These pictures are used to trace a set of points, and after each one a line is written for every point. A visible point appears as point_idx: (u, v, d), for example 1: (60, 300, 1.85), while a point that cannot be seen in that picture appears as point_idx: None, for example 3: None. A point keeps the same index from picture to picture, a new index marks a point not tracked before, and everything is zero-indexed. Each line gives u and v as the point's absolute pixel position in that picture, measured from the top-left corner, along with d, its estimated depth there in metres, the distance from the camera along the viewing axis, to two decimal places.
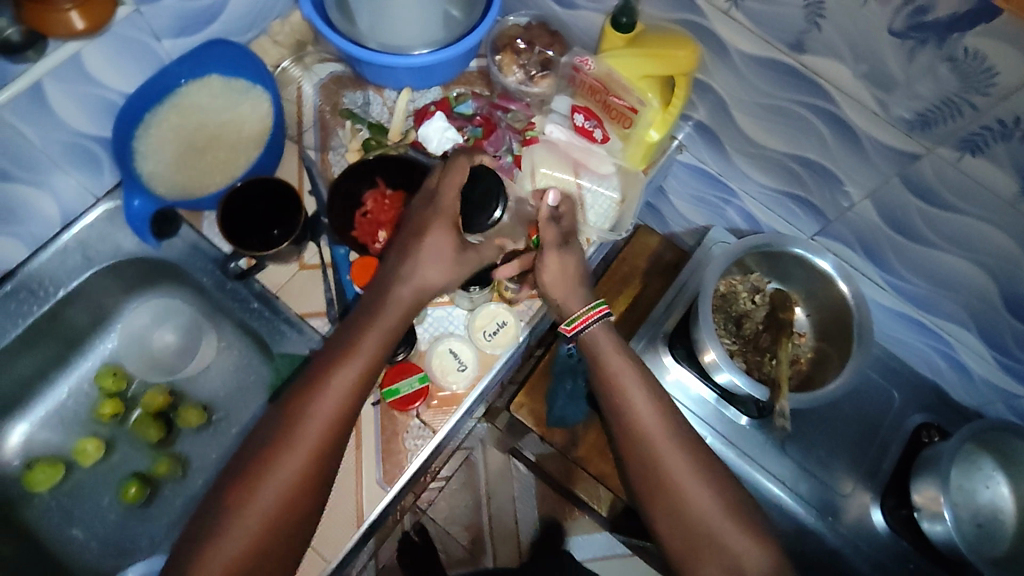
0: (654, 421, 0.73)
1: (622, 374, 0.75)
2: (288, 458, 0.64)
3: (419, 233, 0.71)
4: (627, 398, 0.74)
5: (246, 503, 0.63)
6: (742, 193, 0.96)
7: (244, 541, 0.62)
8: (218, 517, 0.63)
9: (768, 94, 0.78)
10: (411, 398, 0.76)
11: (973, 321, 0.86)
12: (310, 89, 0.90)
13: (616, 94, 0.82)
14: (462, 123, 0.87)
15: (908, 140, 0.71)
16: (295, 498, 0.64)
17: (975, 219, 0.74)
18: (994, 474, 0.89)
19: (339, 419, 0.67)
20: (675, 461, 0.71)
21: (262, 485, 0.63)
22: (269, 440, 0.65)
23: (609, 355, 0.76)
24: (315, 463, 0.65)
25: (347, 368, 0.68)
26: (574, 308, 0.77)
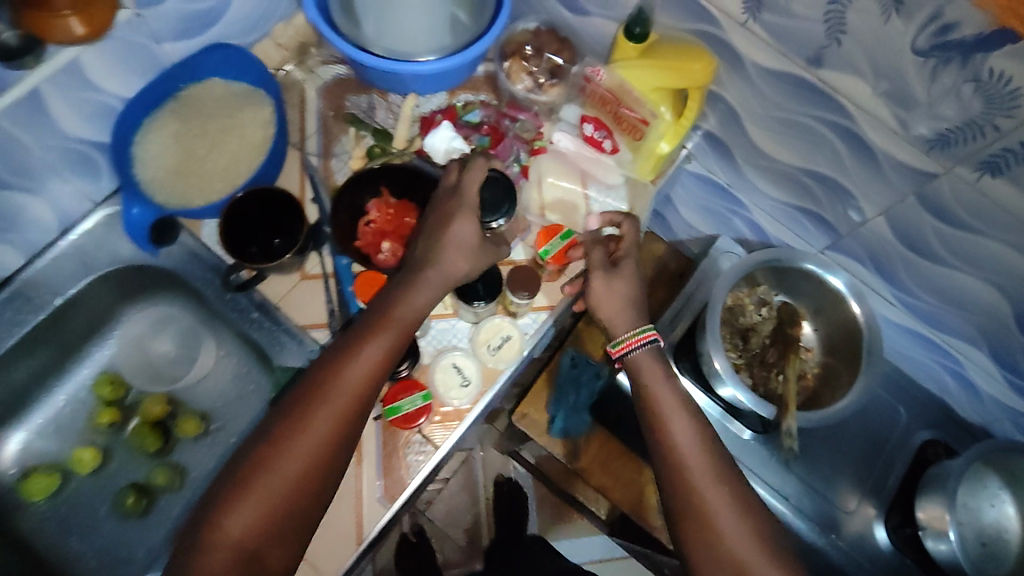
0: (693, 443, 0.71)
1: (661, 397, 0.74)
2: (314, 426, 0.63)
3: (446, 220, 0.72)
4: (667, 422, 0.73)
5: (269, 469, 0.62)
6: (751, 206, 0.95)
7: (261, 504, 0.60)
8: (237, 479, 0.61)
9: (783, 107, 0.77)
10: (412, 416, 0.75)
11: (984, 339, 0.85)
12: (313, 93, 0.88)
13: (628, 106, 0.81)
14: (469, 132, 0.85)
15: (926, 159, 0.70)
16: (317, 468, 0.63)
17: (991, 239, 0.72)
18: (1000, 492, 0.86)
19: (366, 393, 0.66)
20: (710, 485, 0.68)
21: (286, 449, 0.62)
22: (293, 407, 0.64)
23: (653, 379, 0.75)
24: (339, 435, 0.64)
25: (377, 343, 0.67)
26: (621, 332, 0.76)
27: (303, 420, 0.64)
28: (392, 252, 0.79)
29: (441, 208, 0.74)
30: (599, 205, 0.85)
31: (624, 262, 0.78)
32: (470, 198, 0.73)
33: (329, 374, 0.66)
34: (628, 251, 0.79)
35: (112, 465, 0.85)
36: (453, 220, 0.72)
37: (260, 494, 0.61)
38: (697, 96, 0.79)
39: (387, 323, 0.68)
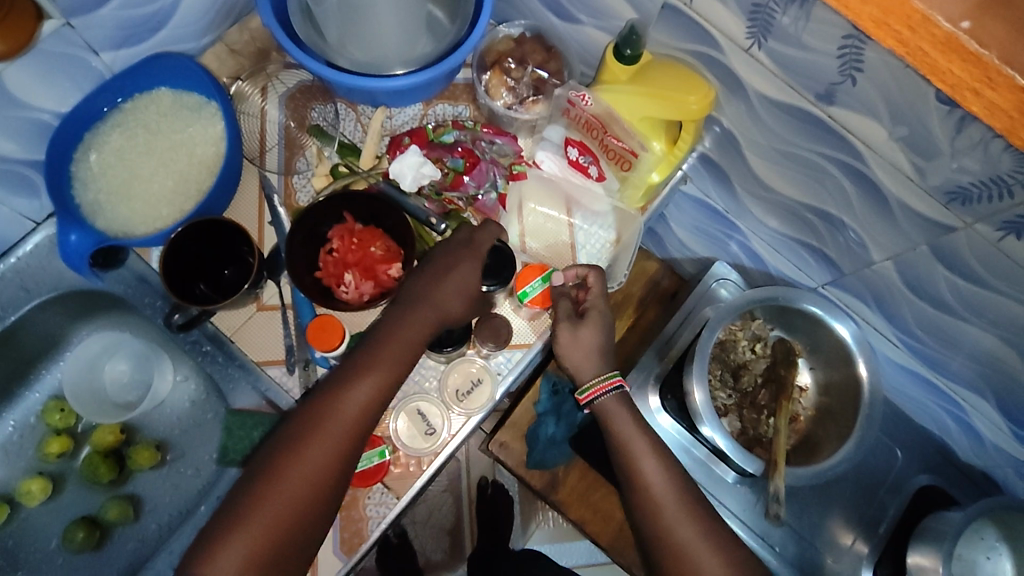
0: (666, 484, 0.68)
1: (631, 441, 0.69)
2: (297, 470, 0.60)
3: (446, 262, 0.66)
4: (635, 464, 0.69)
5: (250, 514, 0.58)
6: (749, 233, 0.87)
7: (252, 544, 0.58)
8: (226, 521, 0.59)
9: (790, 141, 0.69)
10: (371, 473, 0.70)
11: (992, 392, 0.77)
12: (274, 107, 0.81)
13: (615, 135, 0.73)
14: (441, 153, 0.76)
15: (943, 212, 0.62)
16: (301, 514, 0.59)
17: (1008, 298, 0.64)
18: (997, 545, 0.79)
19: (356, 430, 0.62)
20: (686, 527, 0.65)
21: (278, 484, 0.59)
22: (279, 448, 0.61)
23: (617, 419, 0.70)
24: (325, 478, 0.60)
25: (367, 381, 0.63)
26: (587, 378, 0.71)
27: (287, 462, 0.60)
28: (355, 289, 0.72)
29: (443, 255, 0.67)
30: (583, 233, 0.79)
31: (597, 311, 0.72)
32: (481, 252, 0.68)
33: (315, 414, 0.62)
34: (598, 301, 0.73)
35: (63, 492, 0.82)
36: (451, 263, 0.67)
37: (240, 539, 0.58)
38: (693, 124, 0.71)
39: (377, 359, 0.63)
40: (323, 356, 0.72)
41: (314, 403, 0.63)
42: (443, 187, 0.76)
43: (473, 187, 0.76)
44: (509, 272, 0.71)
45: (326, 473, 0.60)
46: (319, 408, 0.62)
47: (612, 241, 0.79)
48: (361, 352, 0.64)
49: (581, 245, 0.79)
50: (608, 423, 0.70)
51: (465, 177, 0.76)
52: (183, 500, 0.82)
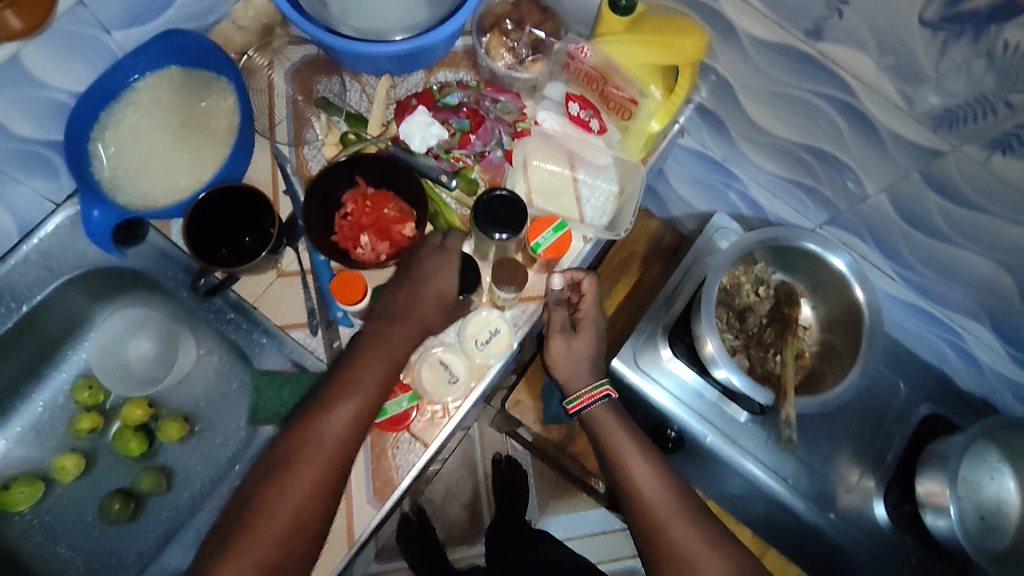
0: (654, 484, 0.72)
1: (619, 443, 0.74)
2: (288, 492, 0.61)
3: (427, 271, 0.70)
4: (625, 467, 0.73)
5: (251, 531, 0.59)
6: (747, 180, 0.90)
7: (257, 556, 0.59)
8: (232, 536, 0.60)
9: (783, 81, 0.71)
10: (399, 418, 0.73)
11: (987, 315, 0.80)
12: (281, 78, 0.83)
13: (615, 85, 0.75)
14: (447, 115, 0.78)
15: (931, 136, 0.64)
16: (289, 543, 0.60)
17: (998, 218, 0.67)
18: (1000, 465, 0.83)
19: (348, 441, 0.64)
20: (677, 524, 0.69)
21: (276, 501, 0.60)
22: (265, 477, 0.62)
23: (605, 421, 0.75)
24: (323, 489, 0.62)
25: (355, 396, 0.64)
26: (575, 388, 0.75)
27: (272, 494, 0.61)
28: (371, 248, 0.74)
29: (423, 264, 0.71)
30: (587, 187, 0.82)
31: (589, 321, 0.77)
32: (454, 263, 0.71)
33: (298, 444, 0.63)
34: (591, 310, 0.77)
35: (95, 468, 0.84)
36: (431, 276, 0.70)
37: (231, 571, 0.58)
38: (687, 72, 0.74)
39: (358, 384, 0.65)
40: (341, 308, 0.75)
41: (295, 432, 0.64)
42: (451, 146, 0.78)
43: (479, 144, 0.79)
44: (522, 222, 0.71)
45: (310, 501, 0.61)
46: (312, 421, 0.63)
47: (616, 193, 0.82)
48: (340, 377, 0.66)
49: (586, 199, 0.82)
50: (593, 422, 0.76)
51: (471, 136, 0.78)
52: (214, 469, 0.83)
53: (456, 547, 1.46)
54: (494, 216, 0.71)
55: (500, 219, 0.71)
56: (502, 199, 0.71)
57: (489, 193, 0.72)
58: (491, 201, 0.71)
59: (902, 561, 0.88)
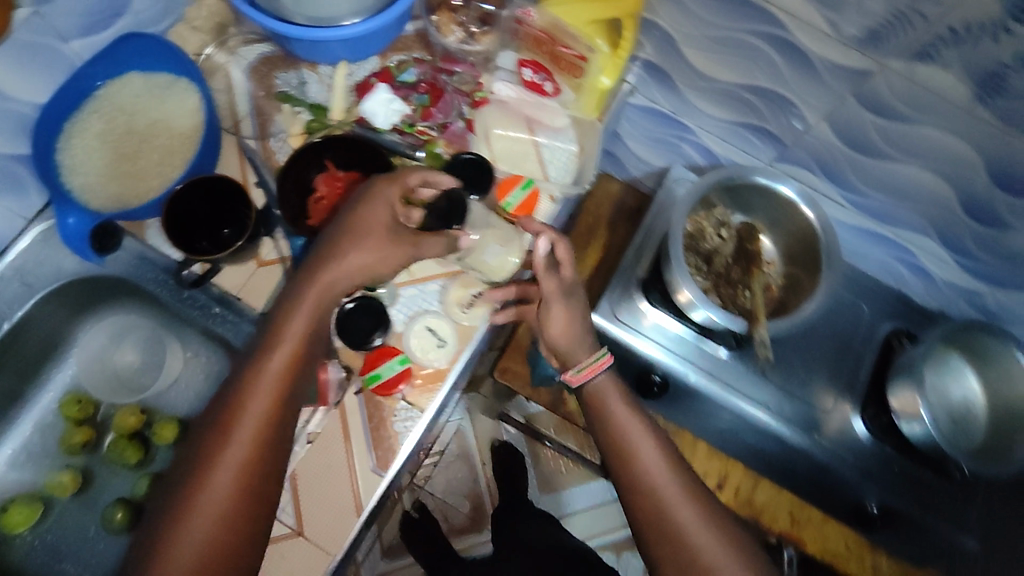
0: (660, 470, 0.70)
1: (625, 425, 0.73)
2: (218, 469, 0.59)
3: (355, 206, 0.66)
4: (629, 452, 0.72)
5: (188, 512, 0.57)
6: (698, 129, 0.95)
7: (199, 535, 0.57)
8: (169, 519, 0.58)
9: (720, 25, 0.75)
10: (392, 382, 0.74)
11: (933, 228, 0.86)
12: (239, 74, 0.85)
13: (564, 43, 0.79)
14: (407, 92, 0.82)
15: (859, 58, 0.68)
16: (234, 509, 0.58)
17: (932, 129, 0.71)
18: (964, 369, 0.90)
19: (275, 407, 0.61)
20: (687, 509, 0.68)
21: (208, 479, 0.58)
22: (201, 450, 0.60)
23: (609, 404, 0.75)
24: (255, 460, 0.60)
25: (275, 358, 0.62)
26: (582, 359, 0.76)
27: (209, 463, 0.59)
28: None
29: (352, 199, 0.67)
30: (548, 150, 0.86)
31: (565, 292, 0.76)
32: (389, 201, 0.67)
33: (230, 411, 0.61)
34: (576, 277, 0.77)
35: (93, 482, 0.83)
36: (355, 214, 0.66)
37: (179, 549, 0.56)
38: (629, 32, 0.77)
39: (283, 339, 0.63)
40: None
41: (226, 400, 0.62)
42: (414, 120, 0.81)
43: (441, 117, 0.82)
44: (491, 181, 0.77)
45: (249, 464, 0.59)
46: (236, 392, 0.61)
47: (576, 152, 0.86)
48: (266, 337, 0.63)
49: (548, 161, 0.86)
50: (594, 399, 0.76)
51: (432, 109, 0.82)
52: None
53: (465, 537, 1.49)
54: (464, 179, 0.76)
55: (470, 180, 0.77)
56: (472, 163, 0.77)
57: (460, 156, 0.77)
58: (460, 165, 0.77)
59: (888, 471, 0.91)
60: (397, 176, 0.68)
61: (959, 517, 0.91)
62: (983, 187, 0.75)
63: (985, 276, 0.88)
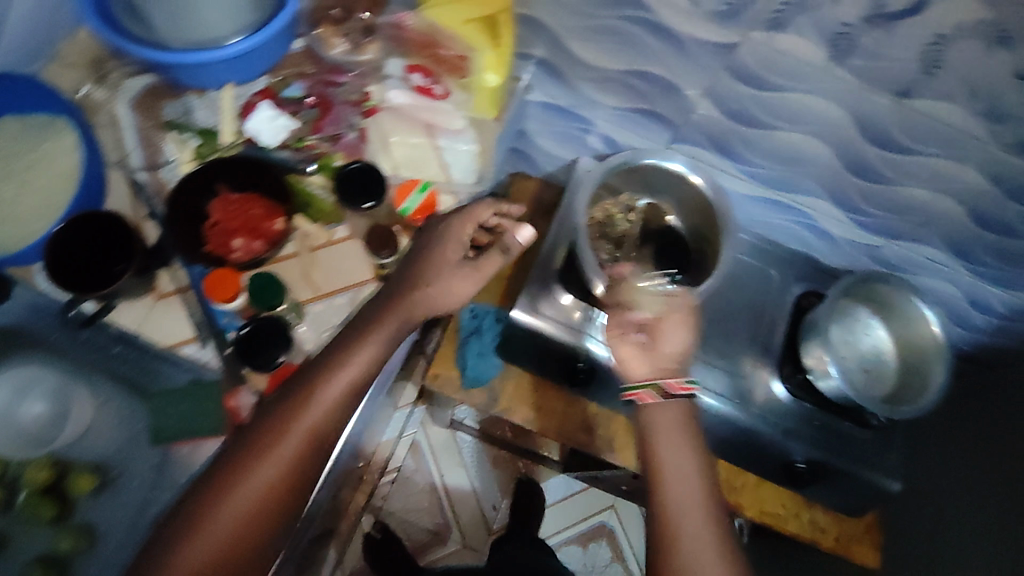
0: (698, 508, 0.68)
1: (667, 442, 0.72)
2: (267, 463, 0.61)
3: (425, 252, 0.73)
4: (667, 487, 0.69)
5: (227, 494, 0.59)
6: (595, 119, 0.97)
7: (234, 520, 0.59)
8: (205, 498, 0.59)
9: (593, 14, 0.77)
10: None
11: (826, 191, 0.89)
12: (123, 109, 0.81)
13: (442, 44, 0.80)
14: (294, 107, 0.81)
15: (721, 32, 0.71)
16: (269, 507, 0.60)
17: (802, 93, 0.74)
18: (871, 321, 0.95)
19: (329, 424, 0.64)
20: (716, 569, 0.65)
21: (253, 471, 0.60)
22: (246, 442, 0.62)
23: (664, 436, 0.72)
24: (299, 468, 0.62)
25: (337, 378, 0.65)
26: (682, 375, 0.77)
27: (255, 459, 0.61)
28: (245, 249, 0.75)
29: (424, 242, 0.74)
30: (450, 152, 0.85)
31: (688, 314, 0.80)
32: (460, 238, 0.74)
33: (285, 417, 0.63)
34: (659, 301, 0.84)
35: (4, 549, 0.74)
36: (427, 260, 0.73)
37: (211, 530, 0.58)
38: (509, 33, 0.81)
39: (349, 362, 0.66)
40: (222, 310, 0.73)
41: (281, 406, 0.63)
42: (303, 134, 0.80)
43: (330, 129, 0.81)
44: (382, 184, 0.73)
45: (292, 478, 0.61)
46: (295, 399, 0.64)
47: (477, 151, 0.86)
48: (331, 355, 0.67)
49: (451, 164, 0.86)
50: (652, 419, 0.74)
51: (321, 123, 0.81)
52: (134, 516, 0.77)
53: (429, 552, 1.47)
54: (360, 188, 0.72)
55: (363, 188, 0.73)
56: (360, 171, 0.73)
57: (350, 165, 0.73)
58: (349, 175, 0.73)
59: (809, 426, 0.94)
60: (471, 215, 0.75)
61: (883, 463, 0.94)
62: (860, 146, 0.78)
63: (874, 229, 0.93)
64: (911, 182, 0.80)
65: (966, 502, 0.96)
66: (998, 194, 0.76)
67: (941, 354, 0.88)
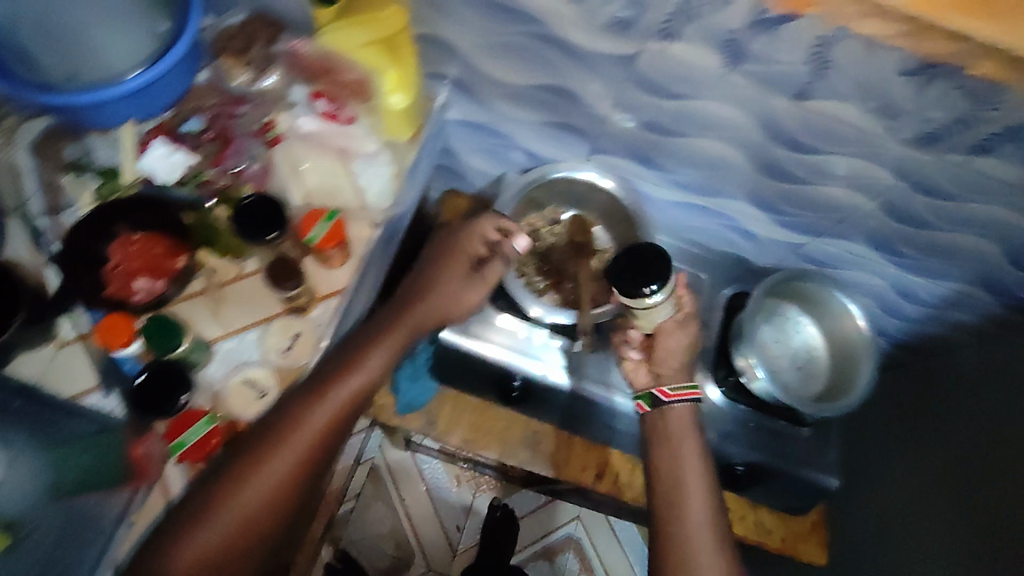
0: (707, 529, 0.73)
1: (686, 456, 0.77)
2: (297, 437, 0.69)
3: (439, 265, 0.85)
4: (685, 505, 0.74)
5: (264, 460, 0.67)
6: (515, 135, 0.96)
7: (270, 483, 0.67)
8: (242, 462, 0.67)
9: (495, 31, 0.76)
10: (203, 444, 0.69)
11: (746, 194, 0.89)
12: (19, 154, 0.78)
13: (343, 68, 0.78)
14: (192, 142, 0.78)
15: (620, 44, 0.70)
16: (297, 478, 0.69)
17: (707, 100, 0.74)
18: (800, 318, 0.95)
19: (348, 412, 0.73)
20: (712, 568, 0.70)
21: (285, 442, 0.68)
22: (255, 440, 0.68)
23: (685, 452, 0.77)
24: (322, 444, 0.71)
25: (356, 376, 0.74)
26: (678, 381, 0.82)
27: (265, 456, 0.67)
28: (149, 291, 0.73)
29: (440, 252, 0.86)
30: (365, 176, 0.83)
31: (688, 320, 0.81)
32: (468, 252, 0.85)
33: (295, 421, 0.69)
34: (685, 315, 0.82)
35: None
36: (436, 276, 0.84)
37: (253, 488, 0.66)
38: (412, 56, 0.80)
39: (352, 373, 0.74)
40: (125, 355, 0.70)
41: (291, 410, 0.70)
42: (203, 168, 0.78)
43: (232, 162, 0.79)
44: (282, 213, 0.71)
45: (299, 474, 0.69)
46: (321, 385, 0.72)
47: (394, 173, 0.84)
48: (348, 356, 0.76)
49: (367, 187, 0.83)
50: (665, 422, 0.80)
51: (222, 157, 0.79)
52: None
53: None
54: (257, 220, 0.70)
55: (261, 221, 0.71)
56: (256, 203, 0.71)
57: (249, 197, 0.72)
58: (246, 209, 0.71)
59: (745, 428, 0.94)
60: (477, 230, 0.85)
61: (820, 461, 0.94)
62: (770, 149, 0.78)
63: (796, 228, 0.93)
64: (823, 181, 0.81)
65: (891, 503, 1.01)
66: (905, 188, 0.77)
67: (869, 355, 0.88)
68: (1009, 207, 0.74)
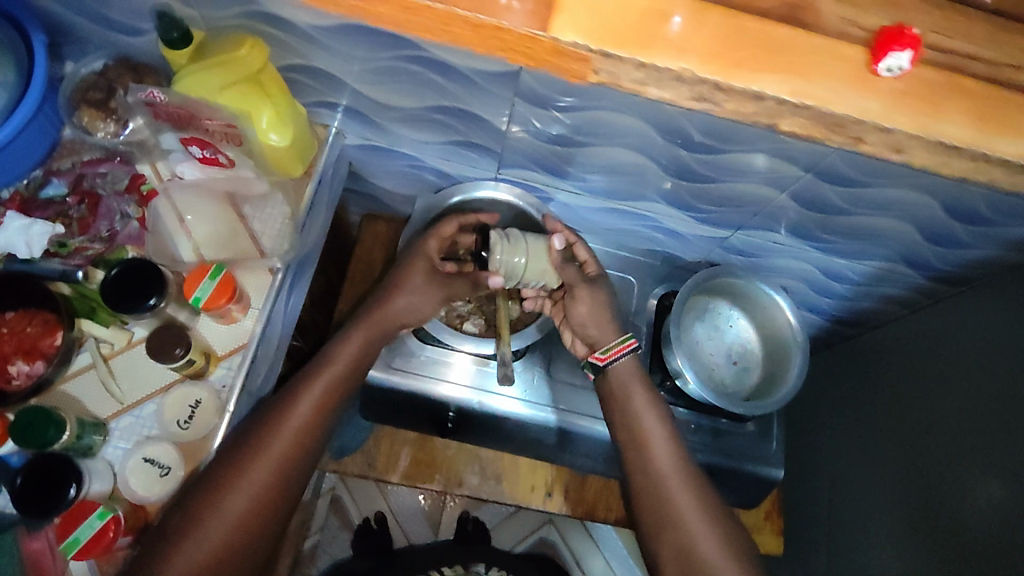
0: (680, 482, 0.72)
1: (643, 416, 0.76)
2: (275, 438, 0.66)
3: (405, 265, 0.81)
4: (653, 459, 0.73)
5: (247, 464, 0.64)
6: (420, 155, 0.91)
7: (255, 486, 0.63)
8: (227, 469, 0.64)
9: (368, 58, 0.71)
10: (95, 541, 0.63)
11: (660, 195, 0.87)
12: None
13: (204, 115, 0.70)
14: (58, 208, 0.73)
15: (498, 61, 0.66)
16: (282, 479, 0.65)
17: (601, 109, 0.70)
18: (732, 312, 0.95)
19: (323, 409, 0.70)
20: (700, 523, 0.69)
21: (265, 443, 0.65)
22: (259, 423, 0.67)
23: (640, 408, 0.77)
24: (301, 443, 0.67)
25: (325, 375, 0.72)
26: (608, 342, 0.81)
27: (252, 452, 0.65)
28: (27, 375, 0.68)
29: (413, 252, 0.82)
30: (258, 220, 0.79)
31: (580, 287, 0.81)
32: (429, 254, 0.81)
33: (283, 412, 0.68)
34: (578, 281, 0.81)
35: None
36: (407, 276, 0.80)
37: (240, 493, 0.62)
38: (288, 94, 0.74)
39: (335, 359, 0.74)
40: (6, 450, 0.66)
41: (289, 391, 0.70)
42: (68, 237, 0.71)
43: (103, 226, 0.73)
44: (157, 273, 0.67)
45: (291, 464, 0.66)
46: (293, 386, 0.71)
47: (290, 214, 0.80)
48: (321, 356, 0.74)
49: (262, 231, 0.79)
50: (613, 383, 0.80)
51: (92, 221, 0.73)
52: None
53: None
54: (129, 288, 0.66)
55: (132, 288, 0.66)
56: (125, 270, 0.67)
57: (124, 262, 0.67)
58: (115, 278, 0.67)
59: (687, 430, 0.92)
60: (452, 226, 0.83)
61: (763, 454, 0.94)
62: (675, 152, 0.76)
63: (718, 223, 0.91)
64: (735, 178, 0.78)
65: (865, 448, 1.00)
66: (812, 179, 0.75)
67: (797, 342, 0.87)
68: (916, 188, 0.72)
